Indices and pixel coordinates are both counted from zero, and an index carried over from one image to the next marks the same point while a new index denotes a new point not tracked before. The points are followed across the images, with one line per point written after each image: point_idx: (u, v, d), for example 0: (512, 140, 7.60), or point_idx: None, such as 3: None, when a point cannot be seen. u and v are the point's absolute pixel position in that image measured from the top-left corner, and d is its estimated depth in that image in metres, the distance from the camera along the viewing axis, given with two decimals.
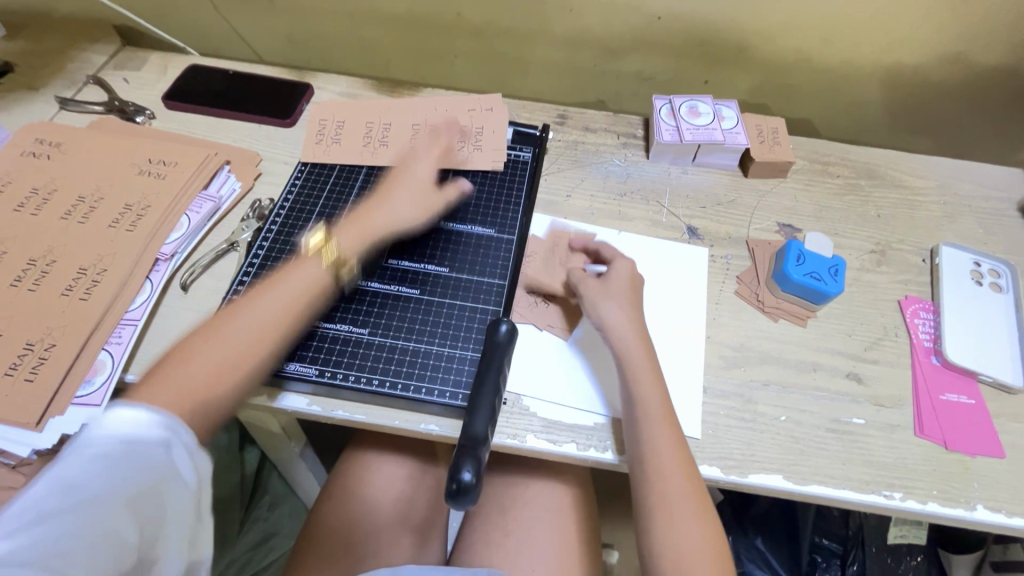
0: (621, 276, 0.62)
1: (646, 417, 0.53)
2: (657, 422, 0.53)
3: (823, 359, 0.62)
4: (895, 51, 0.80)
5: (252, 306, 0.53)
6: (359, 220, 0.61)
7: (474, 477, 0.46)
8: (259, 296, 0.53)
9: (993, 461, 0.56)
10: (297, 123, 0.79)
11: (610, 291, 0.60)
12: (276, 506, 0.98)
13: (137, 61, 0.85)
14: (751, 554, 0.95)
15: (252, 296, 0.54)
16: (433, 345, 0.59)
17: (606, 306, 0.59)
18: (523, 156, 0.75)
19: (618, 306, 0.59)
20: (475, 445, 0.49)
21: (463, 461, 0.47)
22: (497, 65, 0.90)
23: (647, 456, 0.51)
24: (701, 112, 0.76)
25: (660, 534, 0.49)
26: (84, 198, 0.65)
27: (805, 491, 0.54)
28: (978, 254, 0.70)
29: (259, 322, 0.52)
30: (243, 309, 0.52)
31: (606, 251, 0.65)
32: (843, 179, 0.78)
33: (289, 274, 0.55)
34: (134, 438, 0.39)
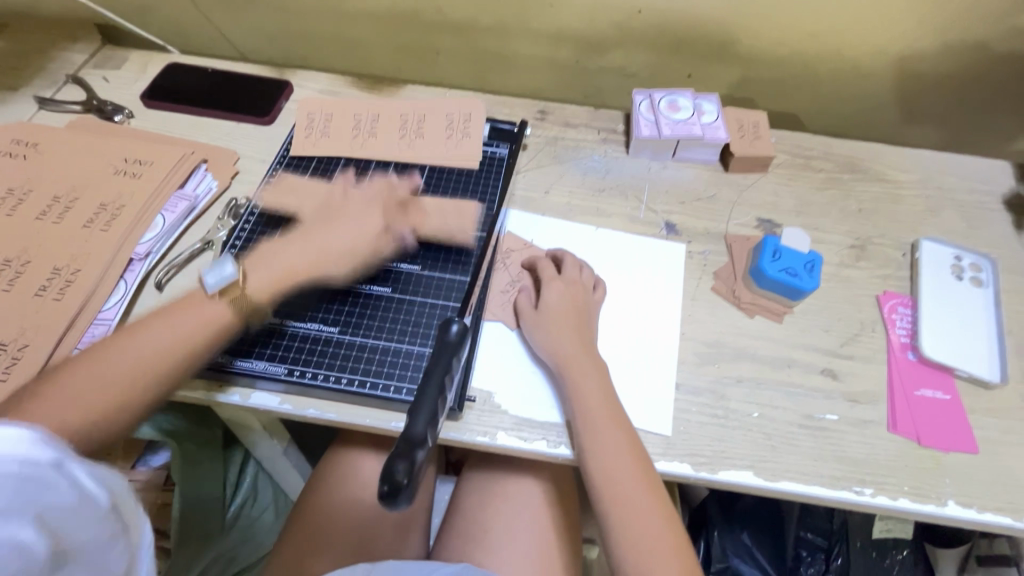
0: (557, 300, 0.59)
1: (610, 419, 0.53)
2: (606, 426, 0.53)
3: (799, 356, 0.61)
4: (879, 43, 0.79)
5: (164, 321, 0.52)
6: (275, 261, 0.58)
7: (408, 479, 0.39)
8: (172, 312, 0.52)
9: (967, 457, 0.56)
10: (275, 121, 0.79)
11: (544, 320, 0.59)
12: (260, 504, 1.00)
13: (116, 59, 0.85)
14: (737, 550, 0.96)
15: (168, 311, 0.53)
16: (403, 344, 0.59)
17: (540, 336, 0.58)
18: (499, 153, 0.75)
19: (550, 335, 0.58)
20: (412, 448, 0.42)
21: (393, 463, 0.40)
22: (479, 60, 0.90)
23: (605, 460, 0.51)
24: (680, 107, 0.76)
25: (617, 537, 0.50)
26: (60, 198, 0.65)
27: (774, 487, 0.54)
28: (959, 249, 0.69)
29: (169, 338, 0.51)
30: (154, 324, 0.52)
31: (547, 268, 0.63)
32: (825, 174, 0.77)
33: (195, 305, 0.53)
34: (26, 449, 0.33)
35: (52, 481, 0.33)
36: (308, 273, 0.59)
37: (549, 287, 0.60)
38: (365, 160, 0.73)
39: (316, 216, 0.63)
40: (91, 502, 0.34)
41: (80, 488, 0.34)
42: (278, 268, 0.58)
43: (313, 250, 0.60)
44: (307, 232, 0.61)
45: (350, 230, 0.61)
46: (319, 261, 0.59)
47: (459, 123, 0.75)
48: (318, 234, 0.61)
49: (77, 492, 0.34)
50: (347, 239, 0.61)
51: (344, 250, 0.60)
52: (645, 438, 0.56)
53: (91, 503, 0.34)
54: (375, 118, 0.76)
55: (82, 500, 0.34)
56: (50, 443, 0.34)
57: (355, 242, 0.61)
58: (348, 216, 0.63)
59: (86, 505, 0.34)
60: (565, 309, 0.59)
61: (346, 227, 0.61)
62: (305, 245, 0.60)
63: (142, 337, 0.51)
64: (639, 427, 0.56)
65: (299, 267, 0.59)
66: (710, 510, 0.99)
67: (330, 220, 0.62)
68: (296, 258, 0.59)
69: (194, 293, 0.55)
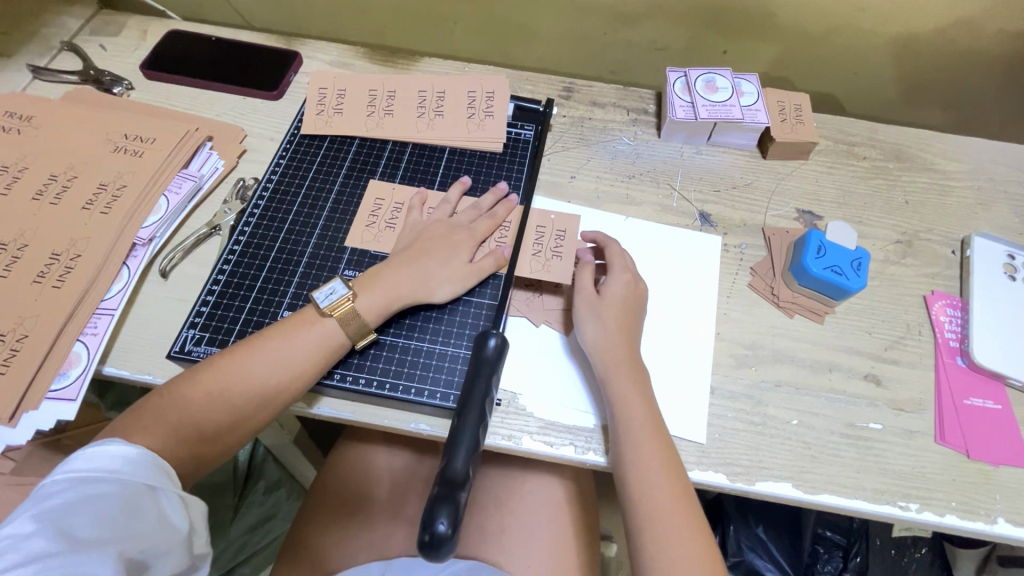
0: (619, 297, 0.56)
1: (650, 437, 0.49)
2: (645, 442, 0.49)
3: (840, 359, 0.58)
4: (935, 19, 0.72)
5: (280, 342, 0.51)
6: (381, 281, 0.55)
7: (450, 527, 0.39)
8: (276, 336, 0.51)
9: (1017, 472, 0.53)
10: (284, 95, 0.74)
11: (602, 312, 0.55)
12: (272, 490, 0.99)
13: (113, 25, 0.79)
14: (751, 543, 0.91)
15: (273, 333, 0.52)
16: (423, 342, 0.55)
17: (593, 329, 0.54)
18: (524, 135, 0.70)
19: (607, 332, 0.54)
20: (454, 488, 0.41)
21: (438, 509, 0.40)
22: (499, 31, 0.84)
23: (642, 482, 0.48)
24: (718, 87, 0.70)
25: (651, 565, 0.46)
26: (57, 176, 0.61)
27: (814, 500, 0.51)
28: (1013, 246, 0.65)
29: (278, 365, 0.50)
30: (256, 350, 0.51)
31: (614, 257, 0.59)
32: (870, 162, 0.72)
33: (306, 324, 0.52)
34: (122, 474, 0.42)
35: (146, 507, 0.41)
36: (408, 298, 0.55)
37: (615, 277, 0.57)
38: (380, 141, 0.68)
39: (431, 235, 0.59)
40: (171, 527, 0.42)
41: (164, 513, 0.42)
42: (388, 290, 0.54)
43: (418, 277, 0.56)
44: (415, 252, 0.57)
45: (456, 257, 0.57)
46: (422, 286, 0.56)
47: (481, 102, 0.70)
48: (426, 256, 0.57)
49: (158, 519, 0.41)
50: (450, 265, 0.57)
51: (447, 275, 0.56)
52: (679, 446, 0.53)
53: (171, 529, 0.42)
54: (391, 94, 0.71)
55: (164, 526, 0.42)
56: (140, 468, 0.43)
57: (458, 271, 0.57)
58: (453, 238, 0.59)
59: (167, 532, 0.42)
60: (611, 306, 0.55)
61: (450, 257, 0.57)
62: (409, 269, 0.56)
63: (259, 353, 0.50)
64: (671, 433, 0.53)
65: (403, 293, 0.55)
66: (727, 503, 0.93)
67: (438, 242, 0.58)
68: (400, 282, 0.55)
69: (303, 312, 0.54)
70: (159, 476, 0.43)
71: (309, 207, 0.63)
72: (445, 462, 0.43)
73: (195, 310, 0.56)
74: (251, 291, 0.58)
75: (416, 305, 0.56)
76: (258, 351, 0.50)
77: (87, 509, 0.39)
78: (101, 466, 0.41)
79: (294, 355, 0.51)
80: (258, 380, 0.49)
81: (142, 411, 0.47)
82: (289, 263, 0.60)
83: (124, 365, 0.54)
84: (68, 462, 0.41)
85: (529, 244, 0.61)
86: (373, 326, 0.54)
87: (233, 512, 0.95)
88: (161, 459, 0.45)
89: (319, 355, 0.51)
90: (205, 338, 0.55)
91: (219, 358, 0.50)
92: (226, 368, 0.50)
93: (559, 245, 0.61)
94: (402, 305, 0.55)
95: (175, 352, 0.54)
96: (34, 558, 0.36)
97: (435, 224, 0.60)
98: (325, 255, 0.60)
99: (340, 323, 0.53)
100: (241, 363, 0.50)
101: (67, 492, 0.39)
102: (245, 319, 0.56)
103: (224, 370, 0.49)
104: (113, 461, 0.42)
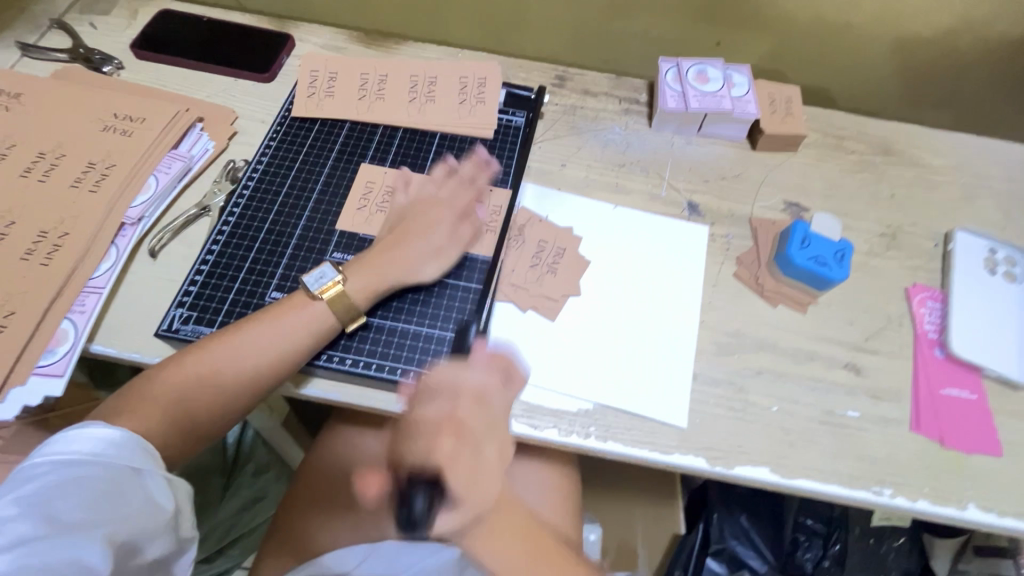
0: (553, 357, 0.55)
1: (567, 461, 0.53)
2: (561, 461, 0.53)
3: (821, 348, 0.59)
4: (924, 14, 0.73)
5: (269, 324, 0.51)
6: (367, 264, 0.56)
7: (427, 506, 0.41)
8: (266, 320, 0.52)
9: (988, 460, 0.54)
10: (276, 78, 0.74)
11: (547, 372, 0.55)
12: (261, 473, 1.00)
13: (103, 3, 0.78)
14: (734, 531, 0.92)
15: (262, 316, 0.52)
16: (410, 324, 0.56)
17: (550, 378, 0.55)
18: (516, 121, 0.70)
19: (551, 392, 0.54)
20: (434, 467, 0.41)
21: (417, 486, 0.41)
22: (494, 18, 0.84)
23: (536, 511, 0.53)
24: (710, 78, 0.70)
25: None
26: (45, 154, 0.61)
27: (791, 484, 0.52)
28: (994, 241, 0.66)
29: (266, 351, 0.50)
30: (245, 333, 0.51)
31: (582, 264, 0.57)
32: (858, 155, 0.73)
33: (295, 309, 0.53)
34: (107, 457, 0.42)
35: (131, 490, 0.42)
36: (396, 281, 0.56)
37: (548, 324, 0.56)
38: (371, 125, 0.68)
39: (416, 219, 0.60)
40: (158, 508, 0.43)
41: (150, 497, 0.42)
42: (374, 274, 0.55)
43: (405, 260, 0.57)
44: (400, 235, 0.58)
45: (443, 241, 0.58)
46: (410, 270, 0.56)
47: (473, 88, 0.70)
48: (411, 240, 0.58)
49: (144, 501, 0.42)
50: (431, 244, 0.58)
51: (432, 256, 0.58)
52: (661, 430, 0.54)
53: (158, 510, 0.43)
54: (384, 79, 0.71)
55: (150, 508, 0.42)
56: (125, 451, 0.43)
57: (442, 251, 0.58)
58: (438, 220, 0.60)
59: (153, 513, 0.42)
60: (471, 398, 0.47)
61: (434, 240, 0.58)
62: (397, 252, 0.57)
63: (248, 337, 0.51)
64: (652, 418, 0.54)
65: (391, 275, 0.56)
66: (711, 491, 0.94)
67: (424, 226, 0.59)
68: (388, 266, 0.56)
69: (290, 295, 0.54)
70: (144, 459, 0.44)
71: (299, 190, 0.63)
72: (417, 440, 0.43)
73: (183, 290, 0.57)
74: (239, 271, 0.58)
75: (402, 287, 0.57)
76: (246, 335, 0.51)
77: (70, 493, 0.39)
78: (84, 451, 0.42)
79: (283, 339, 0.51)
80: (249, 363, 0.50)
81: (135, 391, 0.48)
82: (277, 245, 0.60)
83: (112, 343, 0.55)
84: (50, 446, 0.42)
85: (528, 255, 0.61)
86: (361, 309, 0.55)
87: (221, 492, 0.97)
88: (146, 443, 0.45)
89: (304, 341, 0.52)
90: (193, 317, 0.55)
91: (209, 339, 0.51)
92: (212, 353, 0.50)
93: (557, 261, 0.61)
94: (390, 289, 0.56)
95: (163, 330, 0.54)
96: (19, 541, 0.36)
97: (422, 206, 0.61)
98: (313, 238, 0.60)
99: (329, 307, 0.53)
100: (231, 346, 0.50)
101: (50, 476, 0.40)
102: (233, 300, 0.56)
103: (213, 353, 0.50)
104: (96, 445, 0.42)
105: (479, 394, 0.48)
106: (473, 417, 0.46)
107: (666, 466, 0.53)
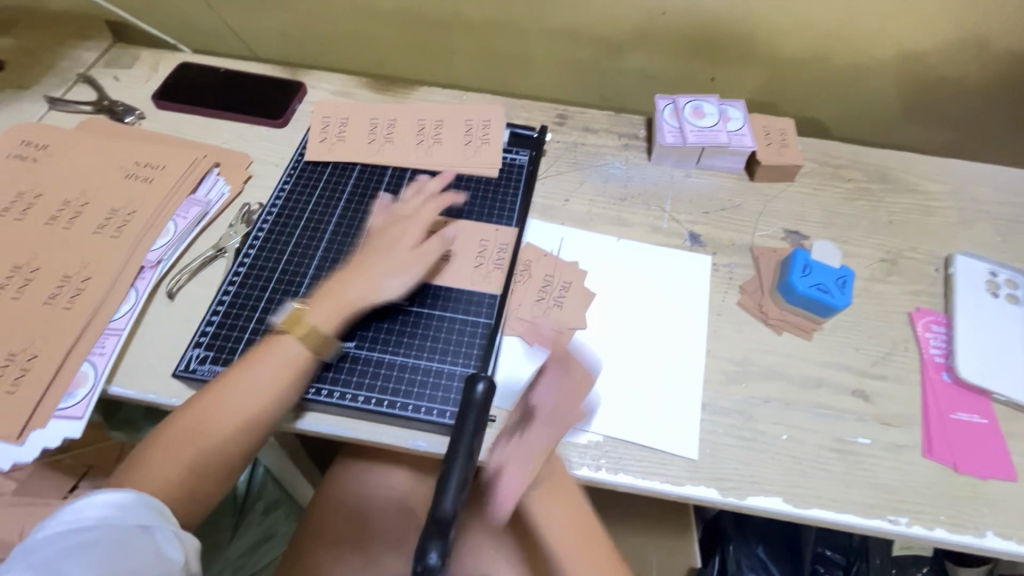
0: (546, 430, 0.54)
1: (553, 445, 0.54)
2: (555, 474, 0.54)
3: (829, 375, 0.59)
4: (911, 45, 0.76)
5: (259, 363, 0.53)
6: (331, 291, 0.57)
7: (442, 559, 0.37)
8: (251, 360, 0.53)
9: (1004, 485, 0.54)
10: (289, 123, 0.77)
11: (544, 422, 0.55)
12: (270, 510, 1.02)
13: (127, 58, 0.83)
14: (752, 563, 0.89)
15: (248, 359, 0.53)
16: (420, 359, 0.57)
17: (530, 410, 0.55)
18: (519, 160, 0.73)
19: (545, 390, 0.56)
20: (443, 526, 0.38)
21: (431, 540, 0.38)
22: (496, 61, 0.88)
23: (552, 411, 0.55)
24: (705, 113, 0.73)
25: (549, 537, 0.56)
26: (70, 202, 0.64)
27: (805, 514, 0.52)
28: (994, 264, 0.66)
29: (259, 390, 0.51)
30: (235, 376, 0.52)
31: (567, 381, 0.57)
32: (854, 183, 0.75)
33: (275, 346, 0.54)
34: (118, 514, 0.43)
35: (141, 544, 0.42)
36: (349, 306, 0.56)
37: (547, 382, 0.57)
38: (381, 166, 0.71)
39: (379, 239, 0.62)
40: (167, 560, 0.43)
41: (160, 550, 0.43)
42: (334, 296, 0.57)
43: (366, 279, 0.58)
44: (361, 261, 0.59)
45: (399, 254, 0.60)
46: (371, 288, 0.58)
47: (477, 130, 0.73)
48: (371, 263, 0.59)
49: (153, 554, 0.43)
50: (351, 267, 0.59)
51: (387, 286, 0.58)
52: (671, 462, 0.54)
53: (167, 563, 0.43)
54: (392, 122, 0.74)
55: (159, 562, 0.42)
56: (133, 507, 0.44)
57: (403, 268, 0.59)
58: (401, 252, 0.60)
59: (162, 567, 0.42)
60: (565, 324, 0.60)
61: (393, 257, 0.60)
62: (356, 275, 0.58)
63: (240, 378, 0.52)
64: (663, 450, 0.54)
65: (352, 297, 0.57)
66: (726, 522, 0.93)
67: (383, 246, 0.61)
68: (348, 287, 0.57)
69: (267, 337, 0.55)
70: (153, 516, 0.45)
71: (312, 229, 0.66)
72: (434, 502, 0.40)
73: (199, 331, 0.58)
74: (255, 310, 0.60)
75: (361, 313, 0.58)
76: (236, 379, 0.52)
77: (82, 553, 0.40)
78: (95, 509, 0.43)
79: (274, 373, 0.52)
80: (247, 407, 0.51)
81: (143, 455, 0.50)
82: (290, 285, 0.61)
83: (130, 384, 0.56)
84: (63, 511, 0.43)
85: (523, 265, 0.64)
86: (336, 335, 0.56)
87: (232, 531, 0.97)
88: (155, 500, 0.46)
89: (296, 373, 0.53)
90: (210, 357, 0.57)
91: (201, 392, 0.52)
92: (206, 403, 0.51)
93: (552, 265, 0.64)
94: (347, 314, 0.56)
95: (180, 371, 0.56)
96: None
97: (385, 230, 0.63)
98: (326, 277, 0.62)
99: (301, 336, 0.54)
100: (226, 392, 0.51)
101: (59, 541, 0.41)
102: (249, 339, 0.58)
103: (211, 403, 0.51)
104: (106, 504, 0.43)
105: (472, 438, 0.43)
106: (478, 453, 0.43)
107: (679, 498, 0.53)
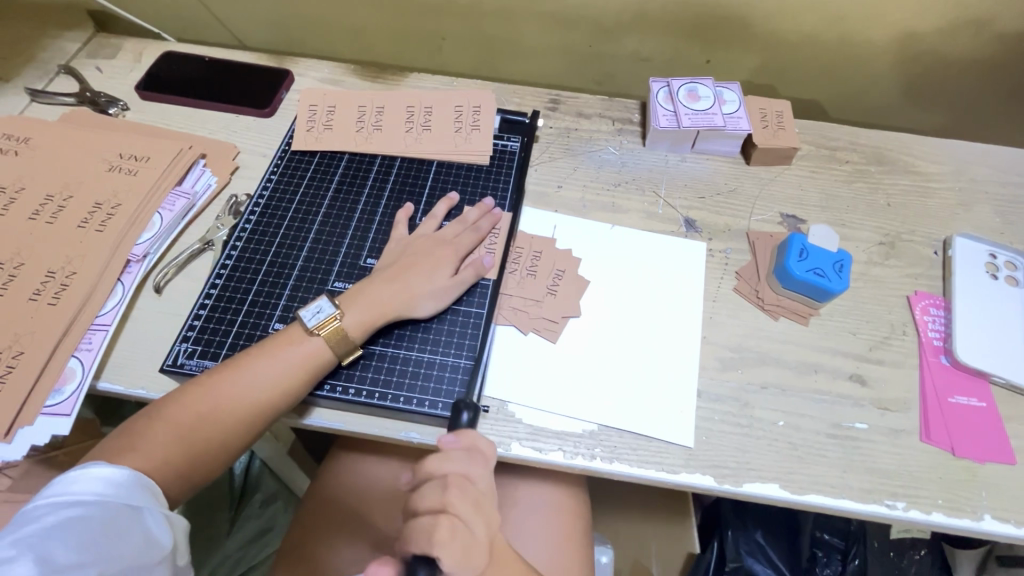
0: None
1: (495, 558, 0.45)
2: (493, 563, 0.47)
3: (825, 360, 0.59)
4: (911, 23, 0.74)
5: (263, 358, 0.51)
6: (367, 298, 0.56)
7: None
8: (258, 355, 0.52)
9: (1002, 468, 0.54)
10: (276, 113, 0.76)
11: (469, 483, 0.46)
12: (269, 503, 1.01)
13: (109, 47, 0.81)
14: (750, 548, 0.89)
15: (253, 354, 0.52)
16: (412, 351, 0.56)
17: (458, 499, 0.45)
18: (511, 146, 0.71)
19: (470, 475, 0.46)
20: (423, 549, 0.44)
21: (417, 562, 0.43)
22: (487, 47, 0.86)
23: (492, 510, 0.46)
24: (700, 96, 0.71)
25: None
26: (52, 196, 0.63)
27: (801, 500, 0.52)
28: (994, 245, 0.65)
29: (259, 385, 0.50)
30: (239, 369, 0.51)
31: None
32: (852, 165, 0.74)
33: (288, 341, 0.53)
34: (107, 496, 0.43)
35: (130, 527, 0.42)
36: (393, 314, 0.56)
37: None
38: (370, 155, 0.70)
39: (417, 245, 0.60)
40: (156, 544, 0.43)
41: (149, 534, 0.43)
42: (372, 306, 0.55)
43: (404, 291, 0.56)
44: (399, 269, 0.58)
45: (440, 273, 0.58)
46: (407, 300, 0.56)
47: (467, 116, 0.72)
48: (410, 273, 0.58)
49: (143, 537, 0.42)
50: (394, 273, 0.58)
51: (428, 290, 0.57)
52: (667, 450, 0.53)
53: (156, 547, 0.43)
54: (381, 110, 0.72)
55: (149, 545, 0.43)
56: (123, 489, 0.44)
57: (441, 285, 0.58)
58: (437, 254, 0.59)
59: (153, 549, 0.43)
60: None
61: (434, 272, 0.58)
62: (392, 284, 0.57)
63: (244, 370, 0.51)
64: (659, 438, 0.54)
65: (388, 308, 0.56)
66: (724, 507, 0.92)
67: (423, 258, 0.59)
68: (385, 297, 0.56)
69: (290, 328, 0.54)
70: (144, 496, 0.45)
71: (300, 220, 0.65)
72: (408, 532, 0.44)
73: (187, 325, 0.57)
74: (243, 303, 0.59)
75: (399, 319, 0.57)
76: (241, 370, 0.51)
77: (71, 533, 0.40)
78: (86, 491, 0.42)
79: (279, 370, 0.51)
80: (246, 399, 0.50)
81: (127, 438, 0.48)
82: (279, 277, 0.60)
83: (118, 380, 0.55)
84: (53, 487, 0.42)
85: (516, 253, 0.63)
86: (359, 342, 0.55)
87: (230, 524, 0.98)
88: (147, 481, 0.46)
89: (300, 370, 0.52)
90: (198, 351, 0.56)
91: (199, 379, 0.51)
92: (201, 394, 0.50)
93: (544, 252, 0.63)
94: (387, 321, 0.56)
95: (168, 365, 0.55)
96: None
97: (421, 238, 0.61)
98: (314, 269, 0.61)
99: (326, 340, 0.53)
100: (226, 384, 0.50)
101: (49, 517, 0.40)
102: (237, 332, 0.57)
103: (206, 391, 0.50)
104: (96, 485, 0.43)
105: (460, 485, 0.46)
106: (466, 502, 0.45)
107: (674, 487, 0.52)
